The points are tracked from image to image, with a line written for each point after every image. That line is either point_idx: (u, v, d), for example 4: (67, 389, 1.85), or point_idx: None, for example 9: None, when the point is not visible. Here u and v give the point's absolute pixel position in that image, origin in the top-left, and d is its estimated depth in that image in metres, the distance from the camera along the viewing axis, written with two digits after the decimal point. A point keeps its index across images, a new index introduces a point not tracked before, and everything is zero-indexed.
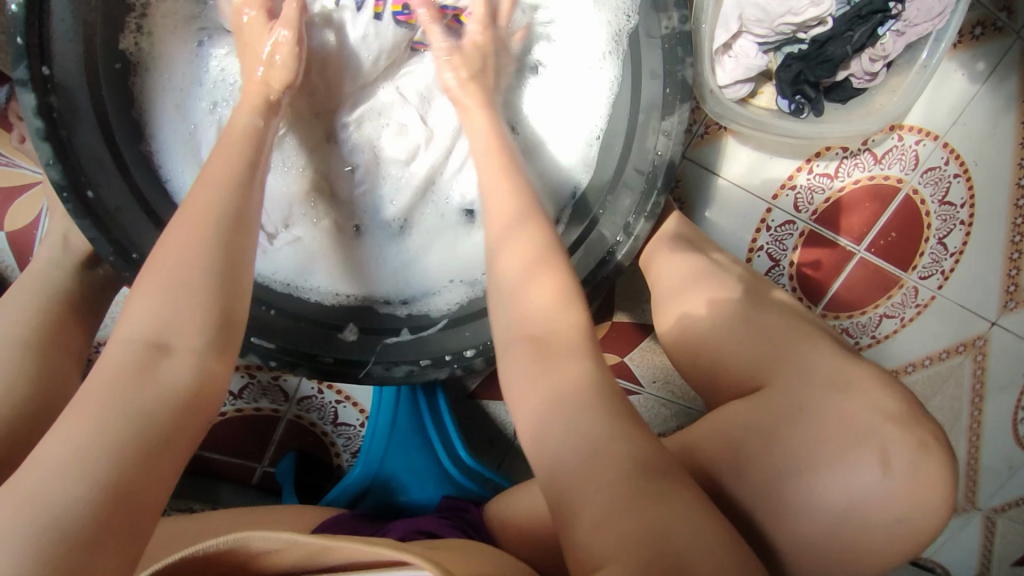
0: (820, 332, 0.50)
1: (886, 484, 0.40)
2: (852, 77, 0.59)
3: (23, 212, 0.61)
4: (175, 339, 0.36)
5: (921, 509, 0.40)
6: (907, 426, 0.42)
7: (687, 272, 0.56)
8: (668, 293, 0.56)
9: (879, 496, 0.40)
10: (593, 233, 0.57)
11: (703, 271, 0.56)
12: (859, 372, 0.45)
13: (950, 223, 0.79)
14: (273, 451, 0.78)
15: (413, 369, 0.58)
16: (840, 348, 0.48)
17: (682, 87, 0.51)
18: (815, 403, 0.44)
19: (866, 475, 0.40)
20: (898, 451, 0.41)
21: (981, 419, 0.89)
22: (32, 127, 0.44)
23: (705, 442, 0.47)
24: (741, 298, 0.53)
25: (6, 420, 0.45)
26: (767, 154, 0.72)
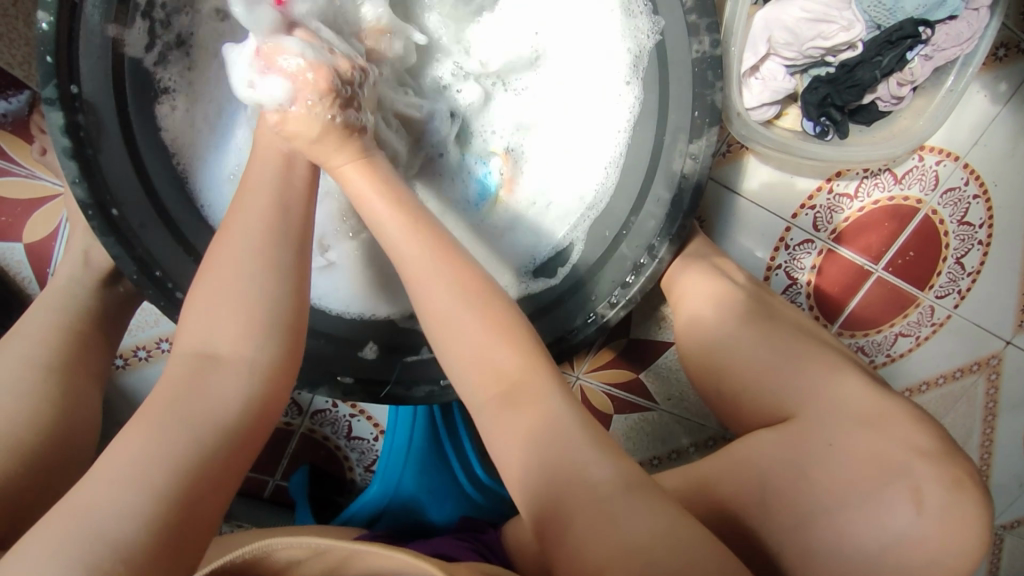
0: (847, 359, 0.50)
1: (920, 523, 0.40)
2: (878, 100, 0.58)
3: (42, 224, 0.61)
4: (215, 356, 0.38)
5: (957, 544, 0.40)
6: (940, 459, 0.42)
7: (711, 294, 0.55)
8: (694, 314, 0.55)
9: (914, 536, 0.40)
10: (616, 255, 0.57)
11: (729, 294, 0.55)
12: (889, 400, 0.45)
13: (968, 243, 0.79)
14: (285, 465, 0.77)
15: (434, 389, 0.58)
16: (869, 377, 0.48)
17: (710, 111, 0.51)
18: (848, 433, 0.44)
19: (901, 514, 0.40)
20: (932, 489, 0.40)
21: (994, 437, 0.89)
22: (60, 145, 0.45)
23: (733, 470, 0.47)
24: (768, 322, 0.53)
25: (28, 440, 0.44)
26: (788, 173, 0.72)
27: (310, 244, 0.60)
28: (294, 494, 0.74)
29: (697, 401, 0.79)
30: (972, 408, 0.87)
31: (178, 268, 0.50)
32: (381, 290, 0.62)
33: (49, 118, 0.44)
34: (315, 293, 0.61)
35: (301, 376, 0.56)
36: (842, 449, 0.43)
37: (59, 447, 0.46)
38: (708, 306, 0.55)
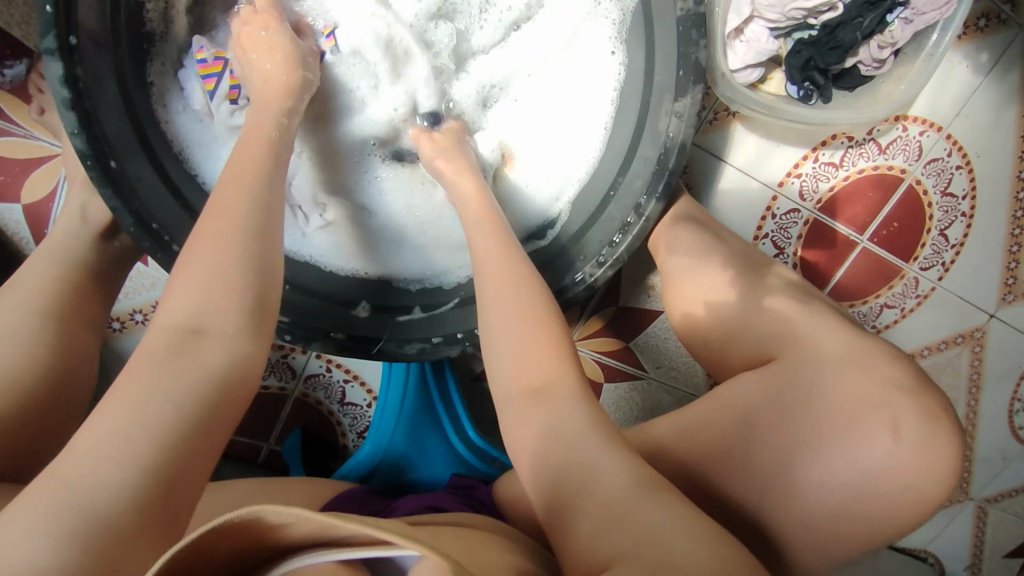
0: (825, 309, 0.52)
1: (895, 456, 0.41)
2: (860, 64, 0.60)
3: (40, 184, 0.62)
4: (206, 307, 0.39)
5: (930, 478, 0.41)
6: (916, 395, 0.43)
7: (695, 251, 0.57)
8: (680, 273, 0.57)
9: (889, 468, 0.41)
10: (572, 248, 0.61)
11: (713, 250, 0.57)
12: (866, 345, 0.47)
13: (951, 215, 0.80)
14: (279, 430, 0.78)
15: (425, 346, 0.59)
16: (848, 325, 0.49)
17: (694, 69, 0.52)
18: (827, 374, 0.45)
19: (876, 446, 0.42)
20: (910, 420, 0.42)
21: (978, 410, 0.90)
22: (60, 97, 0.45)
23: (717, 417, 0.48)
24: (747, 275, 0.55)
25: (26, 383, 0.45)
26: (774, 142, 0.73)
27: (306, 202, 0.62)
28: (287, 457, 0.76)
29: (686, 370, 0.80)
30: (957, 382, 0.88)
31: (175, 222, 0.51)
32: (363, 246, 0.64)
33: (48, 67, 0.45)
34: (312, 252, 0.63)
35: (294, 333, 0.56)
36: (819, 387, 0.45)
37: (56, 392, 0.47)
38: (687, 262, 0.57)
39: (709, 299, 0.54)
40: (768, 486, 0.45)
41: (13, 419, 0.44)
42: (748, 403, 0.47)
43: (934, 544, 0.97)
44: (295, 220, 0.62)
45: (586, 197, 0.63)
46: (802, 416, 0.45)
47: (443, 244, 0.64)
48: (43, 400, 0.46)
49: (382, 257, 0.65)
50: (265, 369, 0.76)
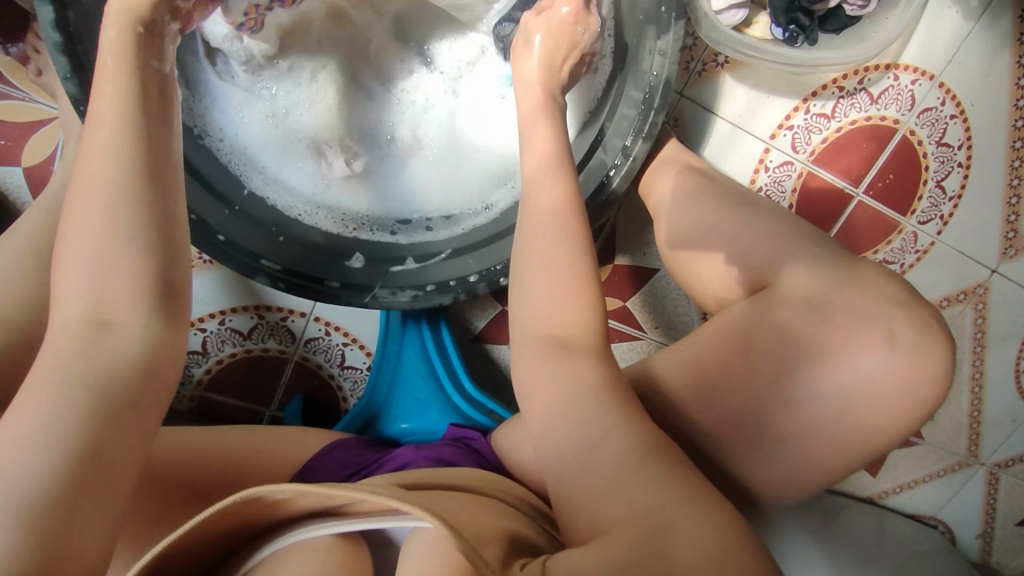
0: (813, 240, 0.52)
1: (891, 361, 0.42)
2: (844, 4, 0.60)
3: (40, 146, 0.63)
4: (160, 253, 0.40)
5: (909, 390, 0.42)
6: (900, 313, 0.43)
7: (683, 191, 0.58)
8: (672, 217, 0.57)
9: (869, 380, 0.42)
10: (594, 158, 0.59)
11: (700, 189, 0.57)
12: (851, 270, 0.47)
13: (947, 165, 0.80)
14: (281, 395, 0.79)
15: (418, 294, 0.60)
16: (835, 253, 0.49)
17: (676, 4, 0.52)
18: (812, 293, 0.46)
19: (862, 359, 0.43)
20: (904, 329, 0.43)
21: (983, 369, 0.90)
22: (50, 41, 0.47)
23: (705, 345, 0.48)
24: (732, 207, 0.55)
25: (23, 322, 0.46)
26: (765, 93, 0.73)
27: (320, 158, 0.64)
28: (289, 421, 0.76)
29: (683, 327, 0.80)
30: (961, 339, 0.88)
31: None
32: (374, 196, 0.66)
33: (41, 13, 0.46)
34: (331, 207, 0.65)
35: (287, 282, 0.58)
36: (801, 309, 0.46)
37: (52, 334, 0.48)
38: (677, 205, 0.57)
39: (698, 236, 0.55)
40: (757, 410, 0.45)
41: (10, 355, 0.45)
42: (736, 327, 0.48)
43: (944, 510, 0.96)
44: (311, 174, 0.64)
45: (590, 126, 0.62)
46: (788, 338, 0.45)
47: (451, 185, 0.66)
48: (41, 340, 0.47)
49: (397, 204, 0.66)
50: (264, 332, 0.77)
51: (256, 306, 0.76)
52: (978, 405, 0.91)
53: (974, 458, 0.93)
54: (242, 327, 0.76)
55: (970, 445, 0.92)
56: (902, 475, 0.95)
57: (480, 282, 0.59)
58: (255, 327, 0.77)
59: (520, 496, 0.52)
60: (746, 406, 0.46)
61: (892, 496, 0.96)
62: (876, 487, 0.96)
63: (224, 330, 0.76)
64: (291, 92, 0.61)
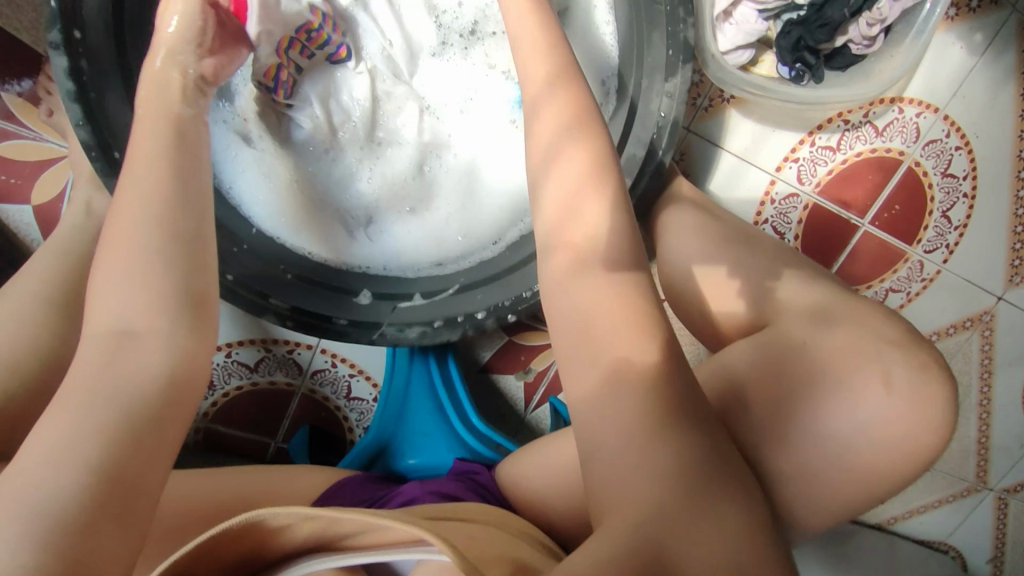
0: (821, 280, 0.52)
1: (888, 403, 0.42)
2: (850, 43, 0.60)
3: (50, 184, 0.63)
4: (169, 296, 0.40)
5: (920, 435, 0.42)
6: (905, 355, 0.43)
7: (689, 227, 0.58)
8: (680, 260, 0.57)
9: (878, 426, 0.42)
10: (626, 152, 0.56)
11: (705, 226, 0.58)
12: (862, 311, 0.47)
13: (953, 195, 0.80)
14: (287, 427, 0.79)
15: (426, 330, 0.60)
16: (842, 295, 0.50)
17: (683, 48, 0.53)
18: (820, 338, 0.46)
19: (868, 399, 0.42)
20: (899, 372, 0.43)
21: (991, 395, 0.89)
22: (63, 89, 0.47)
23: (715, 388, 0.48)
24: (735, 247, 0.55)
25: (32, 370, 0.46)
26: (770, 127, 0.73)
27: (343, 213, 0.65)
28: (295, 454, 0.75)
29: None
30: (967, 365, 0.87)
31: None
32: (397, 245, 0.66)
33: (53, 61, 0.46)
34: (356, 258, 0.65)
35: (296, 320, 0.58)
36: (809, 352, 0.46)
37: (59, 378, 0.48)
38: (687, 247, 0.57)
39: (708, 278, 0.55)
40: None
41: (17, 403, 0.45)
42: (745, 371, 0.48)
43: (953, 535, 0.95)
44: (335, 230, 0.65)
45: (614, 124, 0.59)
46: (797, 383, 0.45)
47: (470, 225, 0.66)
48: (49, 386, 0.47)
49: (421, 249, 0.66)
50: (272, 365, 0.77)
51: (264, 340, 0.77)
52: (985, 431, 0.91)
53: (982, 484, 0.92)
54: (249, 360, 0.77)
55: (978, 470, 0.92)
56: (912, 501, 0.94)
57: (488, 317, 0.59)
58: (262, 359, 0.77)
59: (524, 529, 0.52)
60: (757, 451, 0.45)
61: (901, 522, 0.95)
62: (884, 512, 0.95)
63: (230, 363, 0.76)
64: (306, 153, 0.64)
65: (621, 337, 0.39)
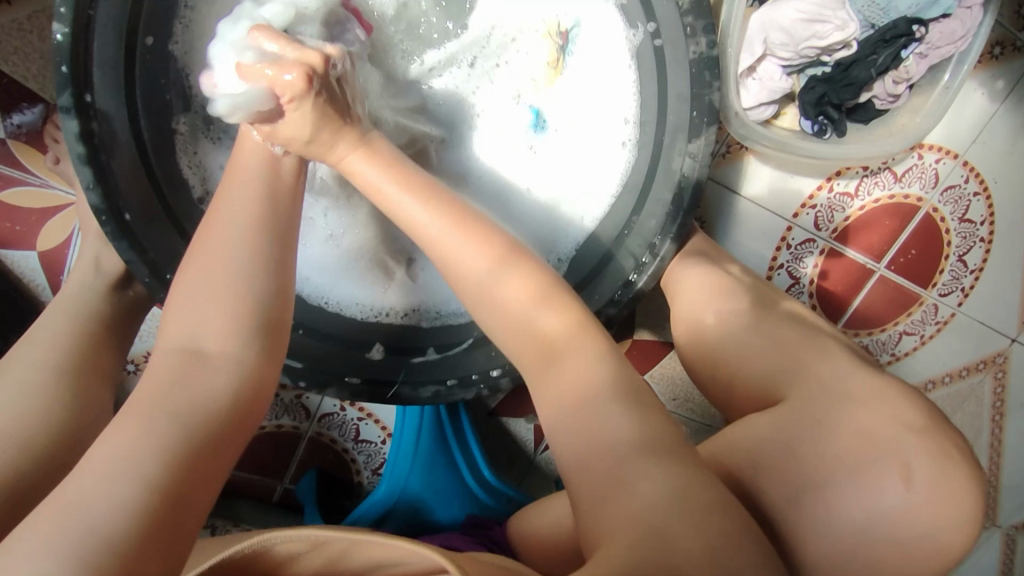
0: (849, 354, 0.51)
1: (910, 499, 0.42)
2: (875, 99, 0.59)
3: (57, 231, 0.62)
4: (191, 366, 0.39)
5: (950, 524, 0.41)
6: (932, 442, 0.43)
7: (708, 289, 0.57)
8: (701, 320, 0.56)
9: (907, 516, 0.41)
10: (611, 263, 0.58)
11: (726, 286, 0.57)
12: (890, 388, 0.47)
13: (970, 240, 0.79)
14: (294, 470, 0.78)
15: (439, 389, 0.59)
16: (869, 368, 0.49)
17: (709, 110, 0.52)
18: (849, 417, 0.45)
19: (889, 492, 0.42)
20: (920, 464, 0.42)
21: (1003, 441, 0.87)
22: (74, 152, 0.46)
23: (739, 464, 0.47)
24: (758, 313, 0.55)
25: (41, 443, 0.45)
26: (788, 173, 0.72)
27: (389, 267, 0.65)
28: (303, 497, 0.74)
29: (702, 403, 0.80)
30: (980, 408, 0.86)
31: None
32: (435, 295, 0.65)
33: (65, 127, 0.46)
34: (398, 309, 0.65)
35: (310, 378, 0.57)
36: (836, 433, 0.45)
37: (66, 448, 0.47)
38: (708, 308, 0.56)
39: (729, 343, 0.54)
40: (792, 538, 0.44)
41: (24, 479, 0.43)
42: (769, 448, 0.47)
43: None
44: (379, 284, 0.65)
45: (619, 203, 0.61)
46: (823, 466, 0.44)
47: None
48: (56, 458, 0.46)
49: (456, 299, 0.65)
50: (279, 409, 0.76)
51: None
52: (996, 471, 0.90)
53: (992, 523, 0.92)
54: None
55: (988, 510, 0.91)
56: None
57: (503, 376, 0.58)
58: (269, 404, 0.75)
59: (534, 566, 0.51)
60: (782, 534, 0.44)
61: None
62: None
63: None
64: (351, 214, 0.64)
65: (643, 429, 0.38)
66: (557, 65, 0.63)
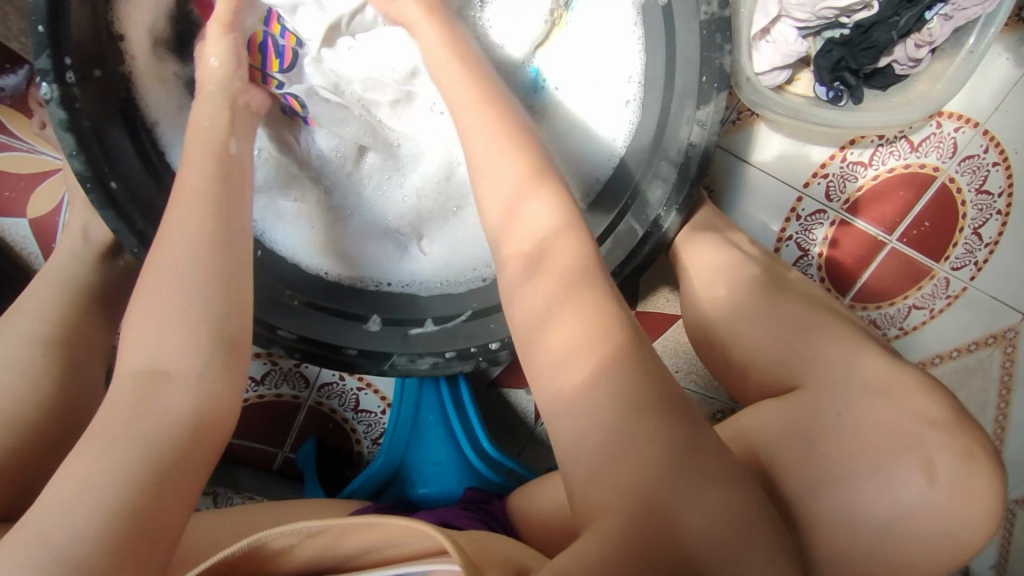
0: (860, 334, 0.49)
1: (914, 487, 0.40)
2: (894, 63, 0.56)
3: (45, 199, 0.60)
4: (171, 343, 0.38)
5: (957, 512, 0.40)
6: (945, 430, 0.42)
7: (716, 263, 0.56)
8: (702, 293, 0.55)
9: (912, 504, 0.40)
10: (622, 224, 0.56)
11: (734, 261, 0.56)
12: (897, 369, 0.45)
13: (986, 213, 0.77)
14: (294, 438, 0.77)
15: (438, 360, 0.58)
16: (876, 348, 0.48)
17: (719, 75, 0.50)
18: (856, 401, 0.44)
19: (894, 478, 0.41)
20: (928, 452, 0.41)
21: (1008, 416, 0.84)
22: (55, 117, 0.44)
23: (738, 444, 0.46)
24: (768, 289, 0.53)
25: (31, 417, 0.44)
26: (801, 141, 0.70)
27: (382, 236, 0.65)
28: (303, 465, 0.75)
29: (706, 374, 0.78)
30: (988, 384, 0.85)
31: None
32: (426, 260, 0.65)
33: (41, 90, 0.43)
34: (394, 278, 0.64)
35: (303, 351, 0.56)
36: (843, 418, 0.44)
37: (57, 420, 0.46)
38: (713, 280, 0.55)
39: (732, 318, 0.53)
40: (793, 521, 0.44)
41: (16, 453, 0.43)
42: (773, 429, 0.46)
43: None
44: (374, 253, 0.64)
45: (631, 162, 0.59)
46: (827, 449, 0.43)
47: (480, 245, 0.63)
48: (47, 430, 0.45)
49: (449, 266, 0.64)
50: (277, 378, 0.76)
51: (268, 352, 0.74)
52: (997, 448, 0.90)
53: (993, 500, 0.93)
54: (254, 373, 0.75)
55: None
56: None
57: (502, 349, 0.57)
58: (268, 372, 0.75)
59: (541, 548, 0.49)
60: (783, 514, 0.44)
61: None
62: None
63: None
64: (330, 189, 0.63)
65: None
66: (557, 21, 0.61)
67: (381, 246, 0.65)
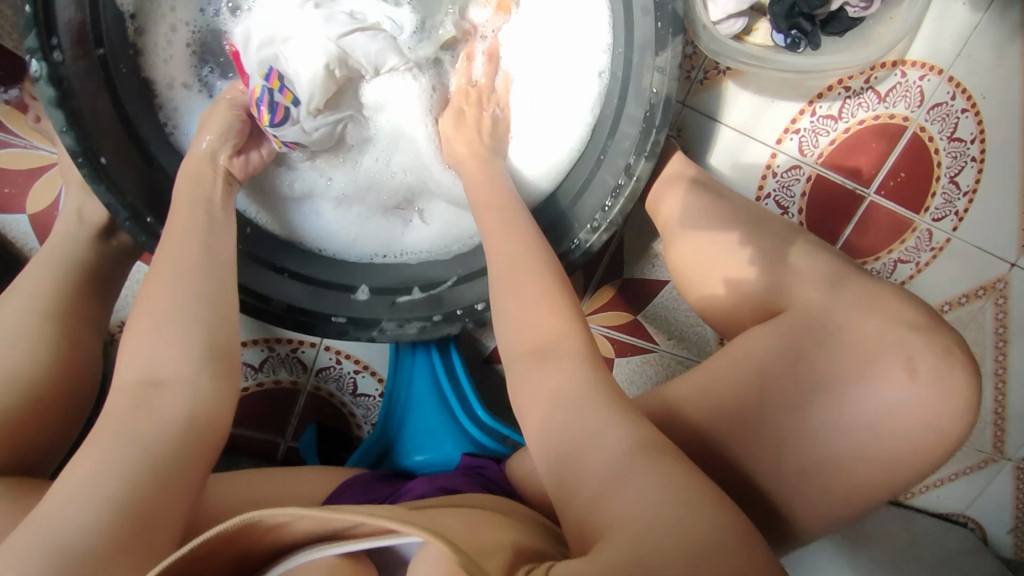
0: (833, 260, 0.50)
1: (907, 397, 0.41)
2: (848, 7, 0.58)
3: (43, 193, 0.63)
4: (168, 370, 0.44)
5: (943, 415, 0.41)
6: (922, 333, 0.43)
7: (693, 211, 0.57)
8: (684, 235, 0.56)
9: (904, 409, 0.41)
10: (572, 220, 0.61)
11: (711, 207, 0.57)
12: (870, 287, 0.47)
13: (961, 160, 0.78)
14: (296, 425, 0.78)
15: (426, 325, 0.59)
16: (849, 271, 0.49)
17: (672, 19, 0.52)
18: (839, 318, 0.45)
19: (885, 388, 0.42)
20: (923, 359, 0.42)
21: (1008, 365, 0.89)
22: (44, 95, 0.46)
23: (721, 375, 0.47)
24: (747, 228, 0.55)
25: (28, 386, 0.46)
26: (769, 99, 0.71)
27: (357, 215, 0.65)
28: (304, 453, 0.76)
29: (698, 339, 0.79)
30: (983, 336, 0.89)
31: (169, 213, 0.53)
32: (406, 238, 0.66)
33: (32, 68, 0.46)
34: (378, 252, 0.66)
35: (295, 320, 0.58)
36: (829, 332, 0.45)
37: (53, 391, 0.47)
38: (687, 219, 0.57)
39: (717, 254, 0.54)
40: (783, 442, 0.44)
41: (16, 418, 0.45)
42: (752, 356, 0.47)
43: None
44: (353, 231, 0.65)
45: (597, 133, 0.63)
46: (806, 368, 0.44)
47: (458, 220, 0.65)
48: (46, 396, 0.47)
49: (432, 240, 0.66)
50: (276, 364, 0.77)
51: (265, 338, 0.76)
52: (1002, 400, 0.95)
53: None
54: (252, 360, 0.76)
55: (998, 441, 0.91)
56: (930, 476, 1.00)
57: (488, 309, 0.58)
58: (266, 359, 0.76)
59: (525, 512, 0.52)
60: (768, 430, 0.45)
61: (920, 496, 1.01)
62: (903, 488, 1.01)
63: None
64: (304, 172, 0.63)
65: None
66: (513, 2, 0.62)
67: (357, 224, 0.65)
